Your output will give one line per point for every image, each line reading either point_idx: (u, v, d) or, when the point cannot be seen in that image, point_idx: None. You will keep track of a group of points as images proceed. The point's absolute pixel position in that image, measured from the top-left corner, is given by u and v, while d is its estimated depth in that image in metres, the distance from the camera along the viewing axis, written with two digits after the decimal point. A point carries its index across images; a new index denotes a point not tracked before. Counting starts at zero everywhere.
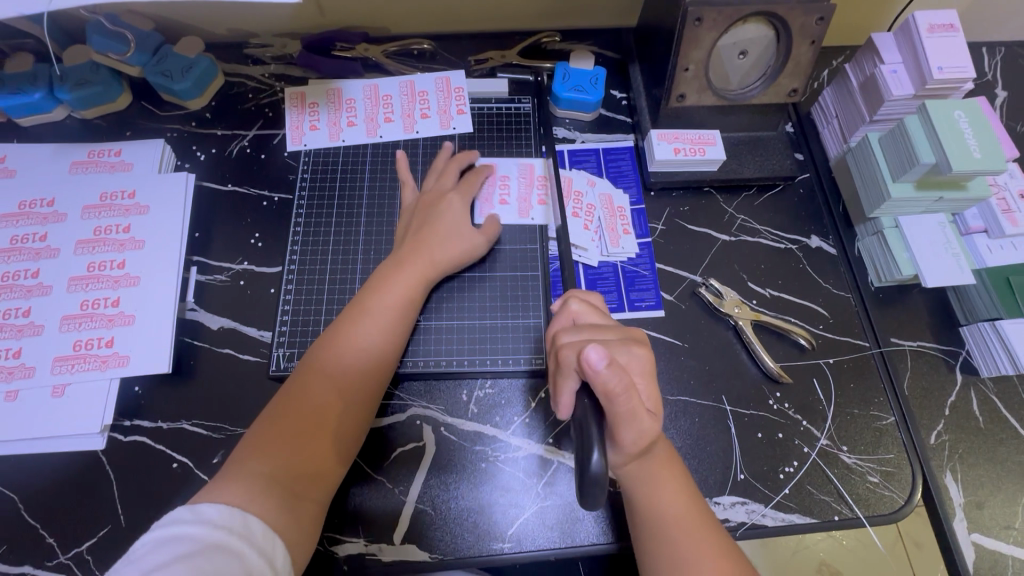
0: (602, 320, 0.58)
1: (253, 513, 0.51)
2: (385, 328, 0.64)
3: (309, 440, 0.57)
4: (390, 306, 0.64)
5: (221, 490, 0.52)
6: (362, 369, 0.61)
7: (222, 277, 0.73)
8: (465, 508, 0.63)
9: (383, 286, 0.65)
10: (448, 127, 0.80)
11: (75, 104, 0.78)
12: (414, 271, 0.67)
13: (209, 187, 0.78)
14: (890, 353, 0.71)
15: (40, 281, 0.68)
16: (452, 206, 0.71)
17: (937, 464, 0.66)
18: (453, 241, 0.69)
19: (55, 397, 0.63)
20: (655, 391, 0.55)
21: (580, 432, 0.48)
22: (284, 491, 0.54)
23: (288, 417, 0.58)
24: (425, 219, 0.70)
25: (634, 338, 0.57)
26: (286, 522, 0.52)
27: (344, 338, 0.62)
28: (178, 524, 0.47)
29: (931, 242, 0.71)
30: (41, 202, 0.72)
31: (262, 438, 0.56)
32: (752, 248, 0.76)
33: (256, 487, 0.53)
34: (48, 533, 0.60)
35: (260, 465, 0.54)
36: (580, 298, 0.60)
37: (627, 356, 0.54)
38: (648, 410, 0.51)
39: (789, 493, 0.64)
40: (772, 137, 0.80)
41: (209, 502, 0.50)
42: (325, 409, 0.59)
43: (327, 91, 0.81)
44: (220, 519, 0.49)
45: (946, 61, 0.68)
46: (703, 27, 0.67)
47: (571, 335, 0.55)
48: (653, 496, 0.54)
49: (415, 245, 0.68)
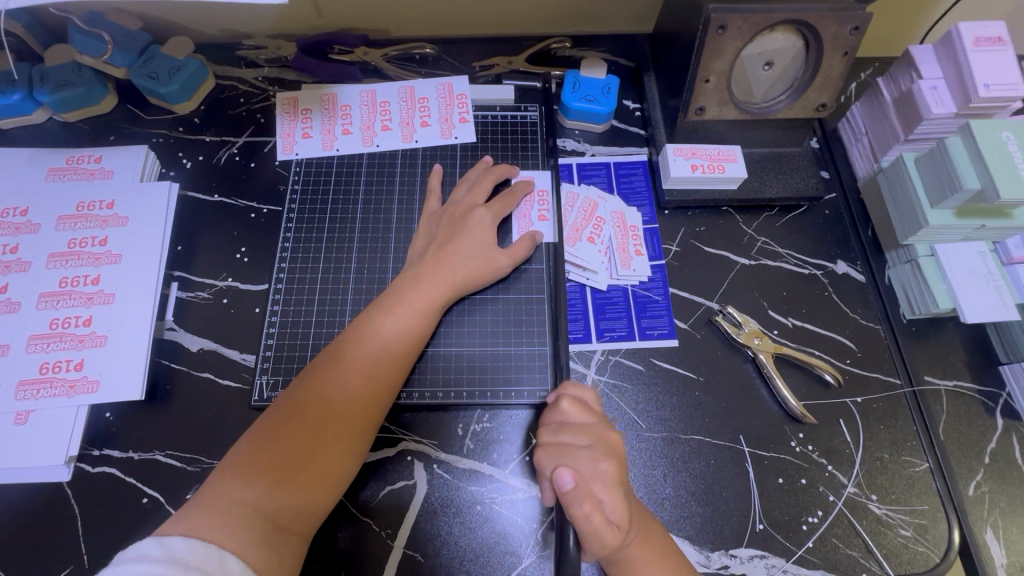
0: (590, 419, 0.56)
1: (232, 552, 0.46)
2: (395, 351, 0.59)
3: (304, 464, 0.52)
4: (400, 328, 0.60)
5: (195, 519, 0.48)
6: (363, 393, 0.56)
7: (204, 294, 0.68)
8: (457, 556, 0.58)
9: (399, 304, 0.61)
10: (450, 136, 0.75)
11: (55, 106, 0.73)
12: (429, 290, 0.62)
13: (194, 197, 0.73)
14: (923, 393, 0.65)
15: (8, 296, 0.64)
16: (481, 219, 0.66)
17: (976, 519, 0.60)
18: (472, 259, 0.65)
19: (17, 424, 0.59)
20: (621, 503, 0.50)
21: None
22: (266, 526, 0.49)
23: (281, 436, 0.53)
24: (452, 234, 0.66)
25: (607, 450, 0.53)
26: (266, 560, 0.48)
27: (348, 357, 0.57)
28: (145, 562, 0.42)
29: (970, 273, 0.65)
30: (13, 211, 0.68)
31: (250, 461, 0.52)
32: (773, 273, 0.71)
33: (234, 521, 0.48)
34: (4, 573, 0.56)
35: (245, 489, 0.50)
36: (571, 397, 0.57)
37: (588, 468, 0.52)
38: (608, 525, 0.49)
39: (813, 547, 0.59)
40: (797, 153, 0.75)
41: (181, 536, 0.46)
42: (321, 433, 0.54)
43: (321, 96, 0.77)
44: (191, 559, 0.44)
45: (993, 77, 0.62)
46: (726, 35, 0.62)
47: (549, 436, 0.55)
48: None
49: (436, 262, 0.63)
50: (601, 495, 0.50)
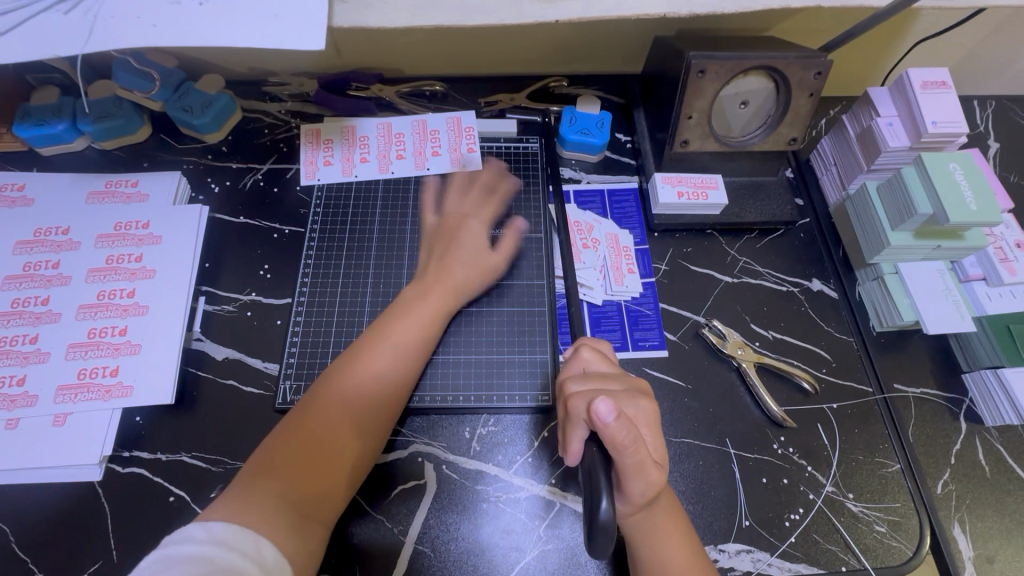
0: (611, 367, 0.61)
1: (265, 535, 0.49)
2: (404, 355, 0.64)
3: (322, 459, 0.56)
4: (411, 333, 0.65)
5: (230, 510, 0.50)
6: (377, 393, 0.61)
7: (229, 308, 0.73)
8: (464, 550, 0.62)
9: (409, 312, 0.66)
10: (459, 164, 0.82)
11: (95, 135, 0.80)
12: (434, 298, 0.68)
13: (221, 219, 0.79)
14: (893, 399, 0.71)
15: (49, 308, 0.69)
16: (472, 231, 0.74)
17: (944, 515, 0.65)
18: (469, 266, 0.71)
19: (56, 426, 0.63)
20: (661, 442, 0.56)
21: (589, 483, 0.48)
22: (294, 515, 0.52)
23: (300, 434, 0.57)
24: (449, 245, 0.72)
25: (639, 390, 0.59)
26: (294, 544, 0.51)
27: (362, 361, 0.62)
28: (188, 543, 0.46)
29: (930, 290, 0.72)
30: (56, 230, 0.73)
31: (274, 457, 0.55)
32: (754, 290, 0.77)
33: (267, 511, 0.51)
34: (37, 568, 0.59)
35: (272, 482, 0.53)
36: (591, 346, 0.63)
37: (633, 408, 0.56)
38: (654, 463, 0.53)
39: (795, 542, 0.63)
40: (773, 182, 0.83)
41: (220, 520, 0.49)
42: (339, 431, 0.58)
43: (342, 128, 0.84)
44: (231, 541, 0.47)
45: (939, 116, 0.70)
46: (705, 78, 0.70)
47: (579, 384, 0.58)
48: (655, 548, 0.54)
49: (439, 271, 0.70)
50: (644, 433, 0.56)
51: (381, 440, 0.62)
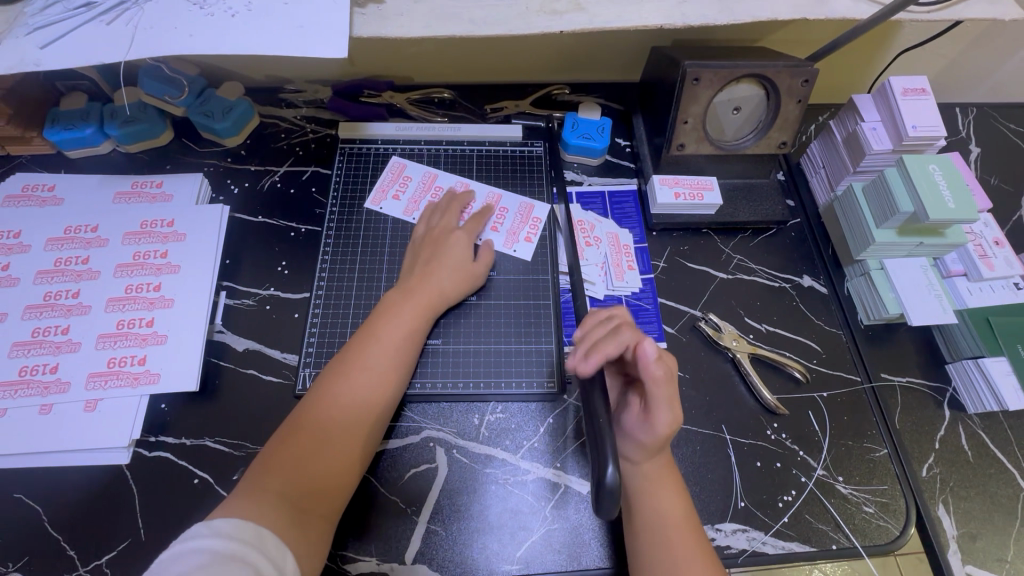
0: None
1: (267, 528, 0.51)
2: (391, 355, 0.66)
3: (317, 457, 0.58)
4: (396, 334, 0.67)
5: (238, 505, 0.52)
6: (367, 393, 0.63)
7: (249, 302, 0.77)
8: (475, 529, 0.65)
9: (394, 313, 0.68)
10: (510, 249, 0.81)
11: (121, 139, 0.84)
12: (418, 299, 0.70)
13: (240, 218, 0.83)
14: (880, 388, 0.75)
15: (80, 301, 0.72)
16: (456, 244, 0.75)
17: (929, 496, 0.69)
18: (452, 274, 0.73)
19: (87, 411, 0.66)
20: None
21: (597, 442, 0.52)
22: (292, 510, 0.54)
23: (297, 435, 0.59)
24: (434, 252, 0.74)
25: None
26: (292, 534, 0.52)
27: (352, 362, 0.64)
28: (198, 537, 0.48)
29: (914, 284, 0.76)
30: (85, 228, 0.77)
31: (272, 457, 0.57)
32: (748, 286, 0.81)
33: (266, 505, 0.53)
34: (68, 545, 0.62)
35: (274, 483, 0.55)
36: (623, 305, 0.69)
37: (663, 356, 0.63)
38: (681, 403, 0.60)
39: (788, 522, 0.66)
40: (764, 184, 0.87)
41: (226, 518, 0.51)
42: (337, 428, 0.60)
43: (425, 171, 0.86)
44: (238, 533, 0.49)
45: (920, 120, 0.74)
46: (700, 85, 0.74)
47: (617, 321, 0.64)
48: (651, 500, 0.59)
49: (421, 275, 0.72)
50: None
51: (374, 441, 0.64)
